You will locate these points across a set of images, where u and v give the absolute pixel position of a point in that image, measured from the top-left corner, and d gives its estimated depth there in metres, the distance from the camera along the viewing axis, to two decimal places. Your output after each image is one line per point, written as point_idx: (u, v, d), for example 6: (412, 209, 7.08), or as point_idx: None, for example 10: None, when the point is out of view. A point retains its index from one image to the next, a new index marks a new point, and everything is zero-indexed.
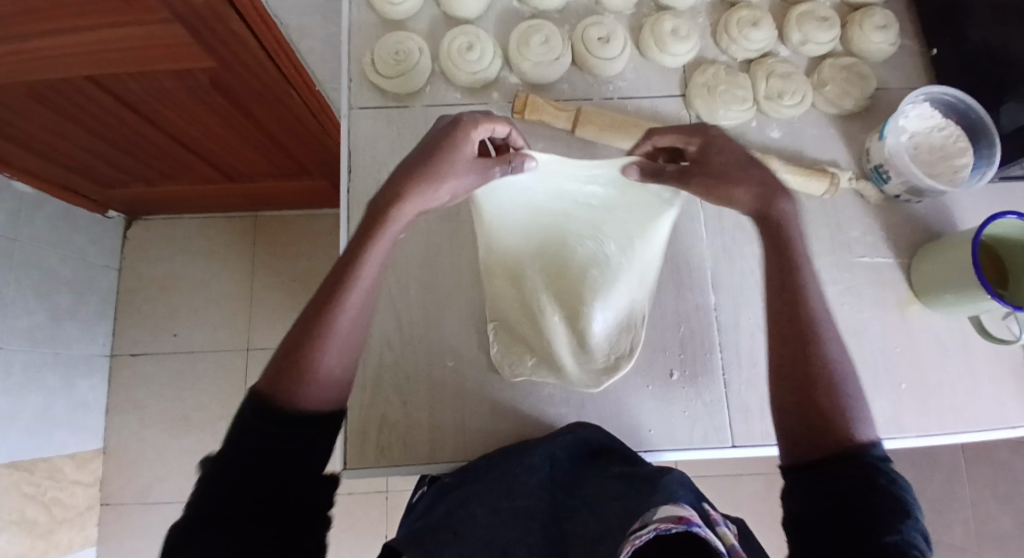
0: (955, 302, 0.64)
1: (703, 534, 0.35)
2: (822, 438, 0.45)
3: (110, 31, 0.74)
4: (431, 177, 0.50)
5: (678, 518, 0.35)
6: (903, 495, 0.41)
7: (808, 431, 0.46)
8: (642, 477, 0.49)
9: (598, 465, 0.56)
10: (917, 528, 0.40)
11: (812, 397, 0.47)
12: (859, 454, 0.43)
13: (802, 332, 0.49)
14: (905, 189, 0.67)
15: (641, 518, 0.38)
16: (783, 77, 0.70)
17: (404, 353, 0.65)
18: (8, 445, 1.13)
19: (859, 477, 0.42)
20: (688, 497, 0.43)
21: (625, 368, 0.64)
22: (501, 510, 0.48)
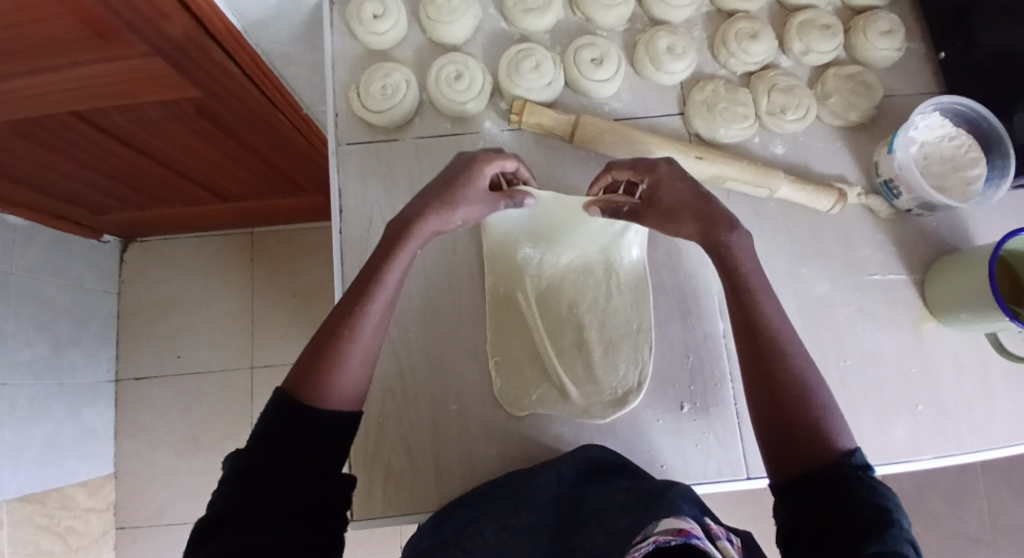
0: (971, 322, 0.62)
1: (701, 544, 0.37)
2: (803, 453, 0.45)
3: (88, 69, 0.72)
4: (446, 200, 0.54)
5: (678, 530, 0.37)
6: (886, 501, 0.41)
7: (789, 447, 0.46)
8: (651, 489, 0.50)
9: (607, 482, 0.54)
10: (905, 537, 0.39)
11: (789, 414, 0.47)
12: (841, 467, 0.43)
13: (772, 352, 0.49)
14: (916, 204, 0.64)
15: (646, 531, 0.41)
16: (786, 91, 0.67)
17: (406, 398, 0.63)
18: (20, 478, 1.13)
19: (844, 488, 0.42)
20: (690, 512, 0.45)
21: (634, 402, 0.62)
22: (508, 527, 0.52)
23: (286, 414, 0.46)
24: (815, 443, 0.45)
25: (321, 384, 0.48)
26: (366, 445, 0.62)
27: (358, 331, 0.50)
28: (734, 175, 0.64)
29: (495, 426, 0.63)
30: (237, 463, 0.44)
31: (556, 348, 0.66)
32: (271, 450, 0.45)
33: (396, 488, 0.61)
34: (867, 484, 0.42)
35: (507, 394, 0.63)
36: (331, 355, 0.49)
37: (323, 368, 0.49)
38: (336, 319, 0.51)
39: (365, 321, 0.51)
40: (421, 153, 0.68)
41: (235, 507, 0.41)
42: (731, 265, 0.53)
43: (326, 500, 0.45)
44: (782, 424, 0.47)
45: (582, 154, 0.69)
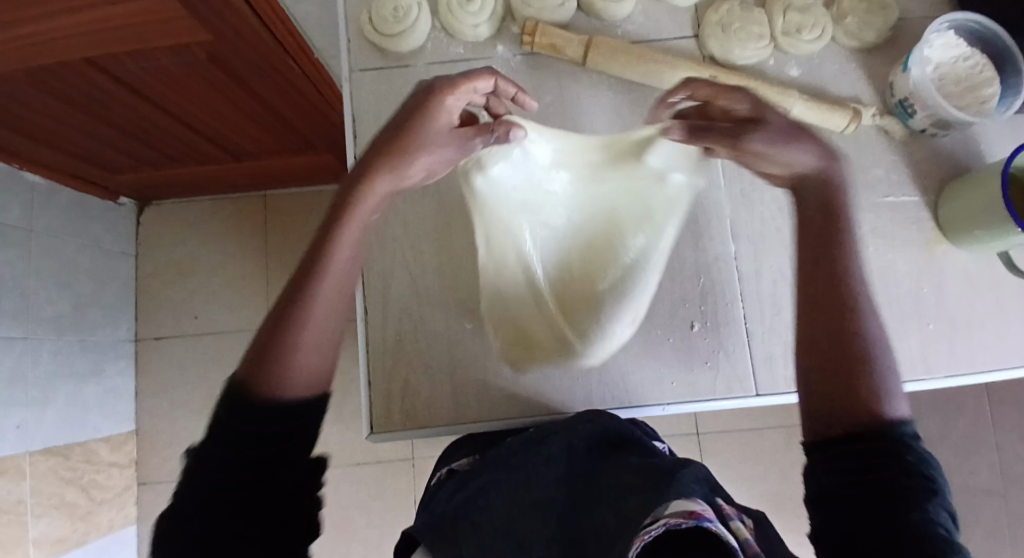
0: (984, 239, 0.62)
1: (715, 528, 0.36)
2: (850, 412, 0.45)
3: (101, 10, 0.72)
4: (402, 155, 0.50)
5: (688, 513, 0.36)
6: (932, 477, 0.41)
7: (839, 410, 0.45)
8: (659, 466, 0.49)
9: (617, 457, 0.55)
10: (944, 507, 0.40)
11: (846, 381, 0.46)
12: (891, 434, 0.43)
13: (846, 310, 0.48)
14: (931, 121, 0.64)
15: (653, 511, 0.40)
16: (802, 10, 0.66)
17: (422, 316, 0.64)
18: (44, 431, 1.17)
19: (889, 458, 0.42)
20: (703, 489, 0.44)
21: (626, 321, 0.63)
22: (518, 499, 0.51)
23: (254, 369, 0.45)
24: (871, 408, 0.44)
25: (274, 370, 0.45)
26: (384, 360, 0.64)
27: (309, 320, 0.46)
28: (748, 94, 0.64)
29: (506, 343, 0.64)
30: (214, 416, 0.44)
31: (545, 269, 0.66)
32: (248, 401, 0.44)
33: (413, 402, 0.63)
34: (914, 457, 0.42)
35: (500, 311, 0.64)
36: (276, 345, 0.45)
37: (274, 355, 0.45)
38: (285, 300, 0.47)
39: (320, 294, 0.46)
40: (433, 78, 0.69)
41: (222, 468, 0.42)
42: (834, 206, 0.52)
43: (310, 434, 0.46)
44: (839, 394, 0.46)
45: (594, 78, 0.69)
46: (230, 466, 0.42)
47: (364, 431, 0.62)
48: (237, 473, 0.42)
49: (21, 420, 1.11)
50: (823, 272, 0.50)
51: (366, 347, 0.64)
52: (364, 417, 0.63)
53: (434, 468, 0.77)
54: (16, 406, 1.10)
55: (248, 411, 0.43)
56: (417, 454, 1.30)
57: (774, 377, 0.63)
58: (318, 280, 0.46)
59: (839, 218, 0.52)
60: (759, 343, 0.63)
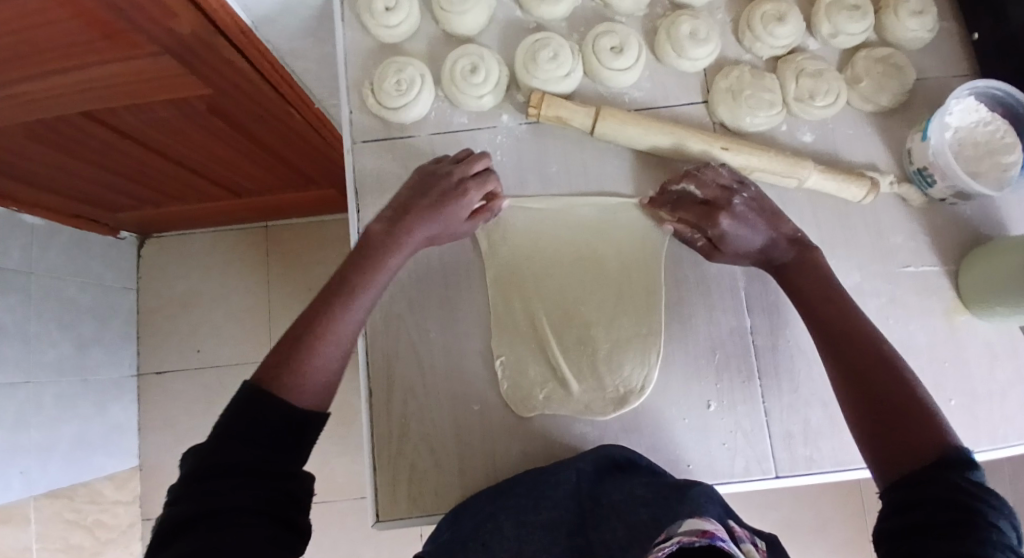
0: (1008, 314, 0.59)
1: (727, 547, 0.34)
2: (903, 452, 0.44)
3: (98, 70, 0.70)
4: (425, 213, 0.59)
5: (702, 531, 0.34)
6: (984, 503, 0.37)
7: (889, 450, 0.45)
8: (671, 484, 0.48)
9: (624, 478, 0.53)
10: (1005, 541, 0.35)
11: (886, 416, 0.46)
12: (941, 466, 0.41)
13: (862, 347, 0.51)
14: (951, 192, 0.62)
15: (667, 530, 0.38)
16: (814, 76, 0.64)
17: (427, 399, 0.62)
18: (50, 474, 1.15)
19: (938, 487, 0.39)
20: (717, 510, 0.43)
21: (634, 403, 0.61)
22: (526, 523, 0.50)
23: (255, 411, 0.45)
24: (917, 442, 0.43)
25: (296, 369, 0.49)
26: (390, 445, 0.62)
27: (334, 332, 0.52)
28: (762, 166, 0.62)
29: (514, 427, 0.62)
30: (199, 460, 0.41)
31: (559, 343, 0.64)
32: (241, 445, 0.43)
33: (420, 488, 0.61)
34: (967, 486, 0.38)
35: (514, 393, 0.62)
36: (304, 346, 0.51)
37: (298, 353, 0.50)
38: (316, 314, 0.53)
39: (351, 309, 0.54)
40: (437, 149, 0.67)
41: (207, 506, 0.38)
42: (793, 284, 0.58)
43: (290, 497, 0.42)
44: (882, 432, 0.46)
45: (603, 146, 0.67)
46: (214, 502, 0.38)
47: (370, 519, 0.60)
48: (219, 513, 0.38)
49: (24, 467, 1.09)
50: (838, 319, 0.53)
51: (371, 433, 0.62)
52: (370, 504, 0.61)
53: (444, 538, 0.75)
54: (20, 454, 1.08)
55: (243, 456, 0.42)
56: None
57: (794, 457, 0.61)
58: (352, 301, 0.54)
59: (837, 298, 0.55)
60: (777, 421, 0.62)
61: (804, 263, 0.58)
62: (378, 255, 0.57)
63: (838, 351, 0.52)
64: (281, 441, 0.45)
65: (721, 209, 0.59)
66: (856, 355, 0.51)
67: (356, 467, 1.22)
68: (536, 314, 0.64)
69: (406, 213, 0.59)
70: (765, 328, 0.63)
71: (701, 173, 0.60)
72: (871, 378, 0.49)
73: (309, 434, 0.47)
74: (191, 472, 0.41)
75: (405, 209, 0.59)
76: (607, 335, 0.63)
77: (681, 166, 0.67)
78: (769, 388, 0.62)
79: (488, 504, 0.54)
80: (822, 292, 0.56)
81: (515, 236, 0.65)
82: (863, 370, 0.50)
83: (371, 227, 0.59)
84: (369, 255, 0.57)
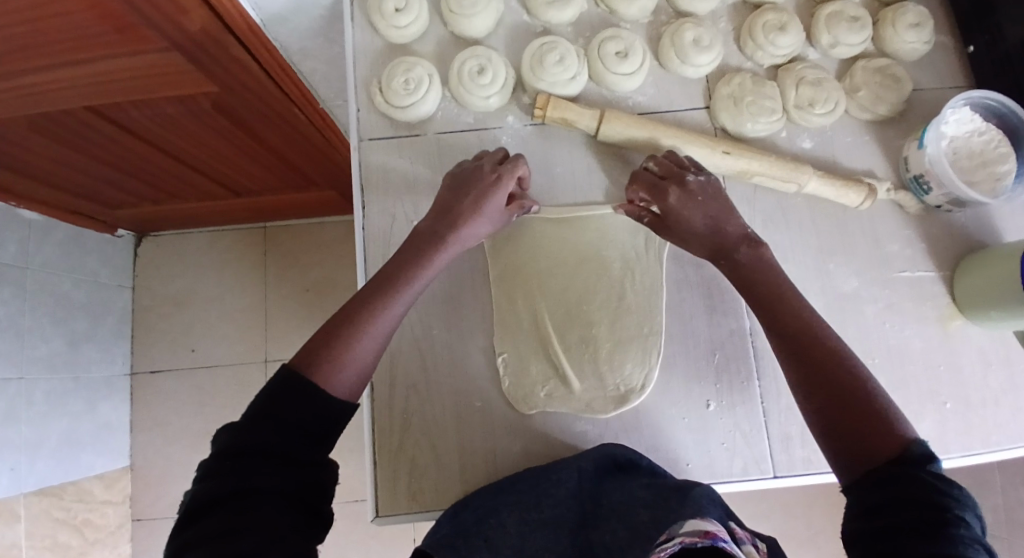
0: (1002, 320, 0.61)
1: (729, 547, 0.34)
2: (867, 449, 0.43)
3: (105, 63, 0.71)
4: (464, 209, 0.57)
5: (704, 532, 0.35)
6: (955, 503, 0.37)
7: (852, 449, 0.43)
8: (671, 487, 0.48)
9: (625, 478, 0.54)
10: (975, 536, 0.35)
11: (845, 412, 0.45)
12: (906, 466, 0.40)
13: (813, 340, 0.49)
14: (947, 200, 0.63)
15: (670, 530, 0.38)
16: (814, 84, 0.66)
17: (430, 395, 0.63)
18: (39, 471, 1.14)
19: (908, 485, 0.38)
20: (718, 512, 0.43)
21: (635, 402, 0.62)
22: (530, 520, 0.50)
23: (293, 393, 0.45)
24: (879, 440, 0.42)
25: (336, 356, 0.48)
26: (391, 440, 0.62)
27: (374, 324, 0.50)
28: (762, 170, 0.64)
29: (515, 424, 0.62)
30: (229, 441, 0.41)
31: (562, 343, 0.64)
32: (272, 427, 0.43)
33: (420, 484, 0.61)
34: (936, 485, 0.38)
35: (515, 390, 0.63)
36: (344, 337, 0.49)
37: (338, 343, 0.49)
38: (358, 303, 0.52)
39: (393, 302, 0.52)
40: (443, 148, 0.68)
41: (232, 488, 0.39)
42: (748, 279, 0.54)
43: (311, 485, 0.42)
44: (842, 429, 0.44)
45: (607, 149, 0.68)
46: (241, 484, 0.39)
47: (370, 514, 0.60)
48: (245, 495, 0.39)
49: (13, 463, 1.08)
50: (786, 310, 0.51)
51: (372, 427, 0.62)
52: (369, 499, 0.61)
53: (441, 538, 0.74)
54: (8, 449, 1.07)
55: (268, 440, 0.42)
56: None
57: (792, 458, 0.61)
58: (396, 295, 0.52)
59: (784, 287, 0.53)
60: (776, 423, 0.62)
61: (754, 262, 0.55)
62: (423, 249, 0.56)
63: (795, 344, 0.49)
64: (313, 427, 0.44)
65: (675, 182, 0.59)
66: (811, 348, 0.49)
67: (350, 470, 1.21)
68: (538, 312, 0.65)
69: (453, 210, 0.58)
70: (763, 330, 0.64)
71: (660, 157, 0.62)
72: (826, 373, 0.47)
73: (340, 420, 0.47)
74: (224, 451, 0.41)
75: (451, 206, 0.58)
76: (609, 334, 0.64)
77: None
78: (768, 389, 0.63)
79: (490, 499, 0.55)
80: (768, 284, 0.54)
81: (518, 235, 0.66)
82: (820, 363, 0.48)
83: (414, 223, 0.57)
84: (417, 250, 0.56)
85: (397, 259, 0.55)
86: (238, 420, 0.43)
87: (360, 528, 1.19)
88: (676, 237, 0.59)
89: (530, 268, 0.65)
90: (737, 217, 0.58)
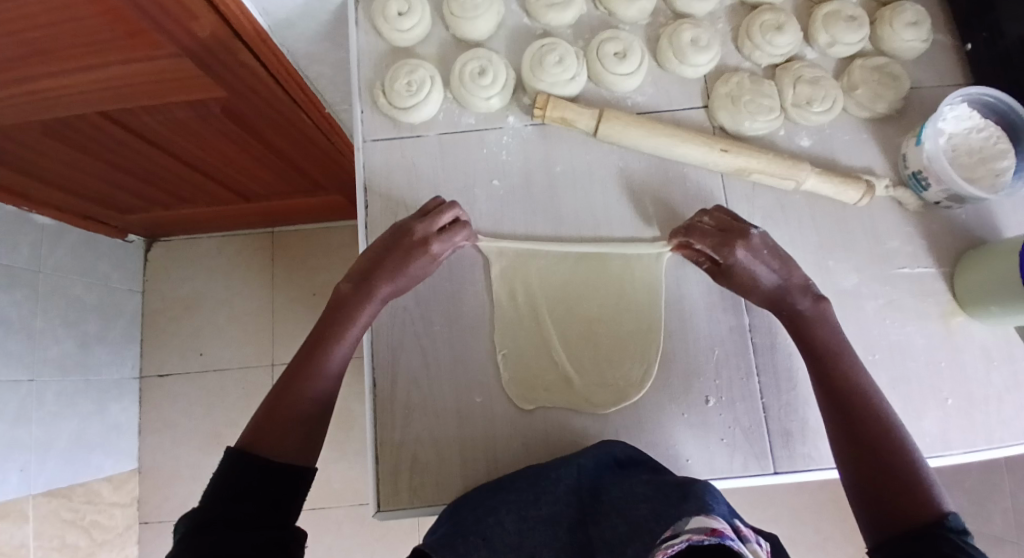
0: (1003, 315, 0.60)
1: (737, 546, 0.35)
2: (898, 509, 0.45)
3: (116, 69, 0.73)
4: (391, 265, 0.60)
5: (712, 529, 0.35)
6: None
7: (885, 506, 0.46)
8: (671, 483, 0.47)
9: (627, 474, 0.53)
10: None
11: (879, 475, 0.48)
12: (935, 529, 0.42)
13: (861, 400, 0.52)
14: (946, 196, 0.63)
15: (675, 526, 0.39)
16: (812, 83, 0.66)
17: (431, 390, 0.63)
18: (48, 472, 1.15)
19: (936, 543, 0.41)
20: (725, 508, 0.42)
21: (634, 397, 0.62)
22: (529, 518, 0.50)
23: (243, 472, 0.47)
24: (910, 502, 0.45)
25: (276, 428, 0.51)
26: (392, 435, 0.62)
27: (310, 390, 0.54)
28: (760, 168, 0.64)
29: (516, 419, 0.63)
30: (195, 518, 0.43)
31: (562, 340, 0.65)
32: (231, 504, 0.44)
33: (420, 479, 0.61)
34: (960, 546, 0.40)
35: (516, 385, 0.63)
36: (283, 409, 0.53)
37: (277, 416, 0.52)
38: (294, 372, 0.55)
39: (327, 367, 0.56)
40: (445, 148, 0.69)
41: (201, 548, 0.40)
42: (804, 330, 0.58)
43: (283, 542, 0.44)
44: (875, 491, 0.47)
45: (606, 148, 0.69)
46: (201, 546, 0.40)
47: (371, 508, 0.61)
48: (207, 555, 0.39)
49: (24, 464, 1.10)
50: (838, 369, 0.54)
51: (373, 423, 0.62)
52: (370, 495, 0.61)
53: None
54: (18, 449, 1.08)
55: (234, 513, 0.44)
56: None
57: (793, 454, 0.61)
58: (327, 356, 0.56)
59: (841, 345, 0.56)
60: (776, 418, 0.62)
61: (817, 316, 0.58)
62: (353, 308, 0.59)
63: (842, 405, 0.53)
64: (269, 495, 0.47)
65: (738, 237, 0.59)
66: (855, 411, 0.52)
67: (353, 475, 1.22)
68: (540, 308, 0.65)
69: (375, 267, 0.60)
70: (763, 326, 0.64)
71: (713, 212, 0.62)
72: (867, 434, 0.50)
73: (299, 488, 0.49)
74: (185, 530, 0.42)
75: (377, 260, 0.60)
76: (610, 332, 0.65)
77: (681, 168, 0.68)
78: (767, 385, 0.63)
79: (493, 496, 0.55)
80: (829, 344, 0.56)
81: (516, 231, 0.68)
82: (863, 423, 0.51)
83: (343, 284, 0.60)
84: (345, 309, 0.59)
85: (328, 324, 0.58)
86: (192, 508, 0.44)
87: (364, 531, 1.20)
88: (737, 287, 0.61)
89: (533, 262, 0.66)
90: (797, 268, 0.61)
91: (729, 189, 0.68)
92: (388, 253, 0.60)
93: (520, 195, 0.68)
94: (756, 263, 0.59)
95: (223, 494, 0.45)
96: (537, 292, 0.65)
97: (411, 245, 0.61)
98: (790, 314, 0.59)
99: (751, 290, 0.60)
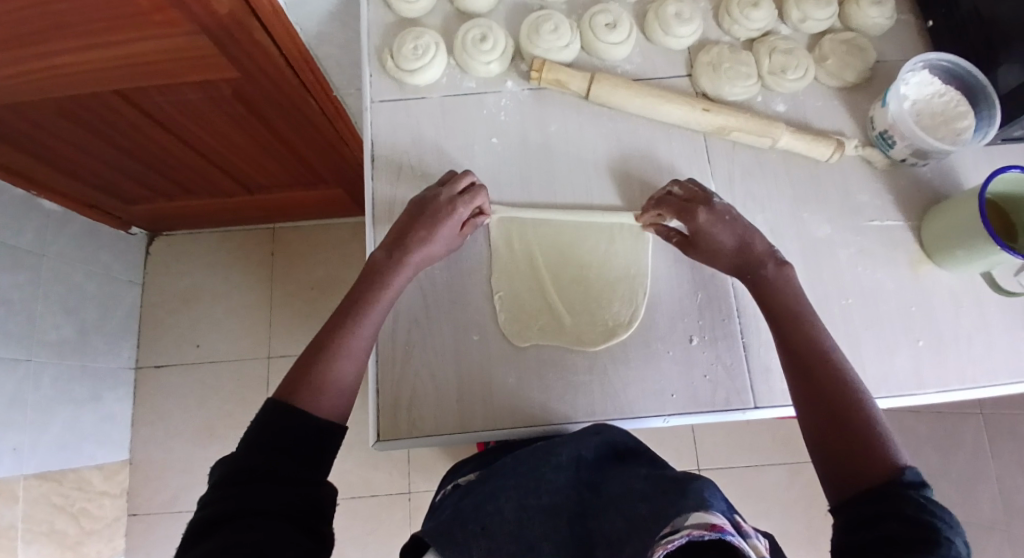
0: (967, 259, 0.65)
1: (736, 542, 0.34)
2: (859, 468, 0.47)
3: (136, 45, 0.77)
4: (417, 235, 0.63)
5: (711, 525, 0.34)
6: (941, 521, 0.41)
7: (846, 466, 0.48)
8: (671, 479, 0.44)
9: (624, 467, 0.53)
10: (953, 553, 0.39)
11: (840, 433, 0.50)
12: (893, 487, 0.44)
13: (823, 361, 0.54)
14: (910, 151, 0.68)
15: (672, 521, 0.37)
16: (786, 52, 0.72)
17: (430, 328, 0.67)
18: (39, 455, 1.14)
19: (897, 503, 0.43)
20: (722, 503, 0.41)
21: (623, 336, 0.66)
22: (528, 507, 0.48)
23: (280, 427, 0.49)
24: (870, 461, 0.47)
25: (312, 389, 0.53)
26: (393, 369, 0.65)
27: (345, 352, 0.56)
28: (739, 126, 0.70)
29: (510, 355, 0.66)
30: (233, 467, 0.45)
31: (555, 284, 0.69)
32: (268, 454, 0.47)
33: (418, 411, 0.64)
34: (921, 505, 0.42)
35: (511, 323, 0.67)
36: (318, 370, 0.54)
37: (314, 376, 0.54)
38: (326, 337, 0.57)
39: (359, 330, 0.58)
40: (448, 109, 0.74)
41: (234, 506, 0.42)
42: (766, 285, 0.61)
43: (318, 504, 0.46)
44: (835, 448, 0.49)
45: (596, 111, 0.74)
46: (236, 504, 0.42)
47: (371, 438, 0.63)
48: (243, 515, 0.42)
49: (16, 443, 1.08)
50: (801, 330, 0.57)
51: (375, 359, 0.65)
52: (370, 426, 0.63)
53: (438, 491, 0.76)
54: (13, 429, 1.07)
55: (269, 465, 0.46)
56: (415, 488, 1.24)
57: (772, 390, 0.65)
58: (360, 320, 0.58)
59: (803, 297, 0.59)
60: (756, 356, 0.66)
61: (779, 279, 0.60)
62: (383, 275, 0.61)
63: (805, 371, 0.54)
64: (303, 452, 0.48)
65: (702, 204, 0.64)
66: (819, 371, 0.54)
67: (343, 469, 1.24)
68: (534, 253, 0.69)
69: (403, 239, 0.63)
70: None
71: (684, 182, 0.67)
72: (830, 395, 0.52)
73: (330, 447, 0.51)
74: (222, 480, 0.44)
75: (403, 232, 0.63)
76: (599, 276, 0.69)
77: (666, 130, 0.74)
78: (748, 325, 0.67)
79: (490, 479, 0.54)
80: (789, 297, 0.59)
81: (512, 187, 0.72)
82: (826, 380, 0.53)
83: (373, 256, 0.63)
84: (375, 277, 0.61)
85: (359, 292, 0.61)
86: (230, 455, 0.47)
87: (356, 525, 1.21)
88: (705, 256, 0.64)
89: (526, 210, 0.71)
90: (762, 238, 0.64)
91: (710, 148, 0.73)
92: (414, 223, 0.64)
93: (517, 153, 0.73)
94: (719, 229, 0.63)
95: (261, 444, 0.47)
96: (532, 238, 0.70)
97: (437, 217, 0.64)
98: (753, 268, 0.62)
99: (718, 256, 0.64)
